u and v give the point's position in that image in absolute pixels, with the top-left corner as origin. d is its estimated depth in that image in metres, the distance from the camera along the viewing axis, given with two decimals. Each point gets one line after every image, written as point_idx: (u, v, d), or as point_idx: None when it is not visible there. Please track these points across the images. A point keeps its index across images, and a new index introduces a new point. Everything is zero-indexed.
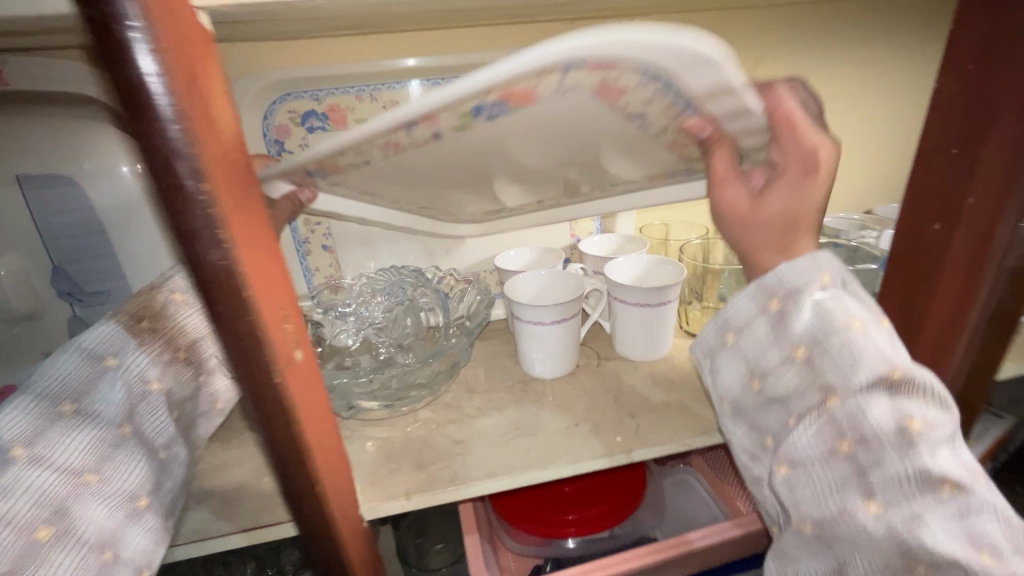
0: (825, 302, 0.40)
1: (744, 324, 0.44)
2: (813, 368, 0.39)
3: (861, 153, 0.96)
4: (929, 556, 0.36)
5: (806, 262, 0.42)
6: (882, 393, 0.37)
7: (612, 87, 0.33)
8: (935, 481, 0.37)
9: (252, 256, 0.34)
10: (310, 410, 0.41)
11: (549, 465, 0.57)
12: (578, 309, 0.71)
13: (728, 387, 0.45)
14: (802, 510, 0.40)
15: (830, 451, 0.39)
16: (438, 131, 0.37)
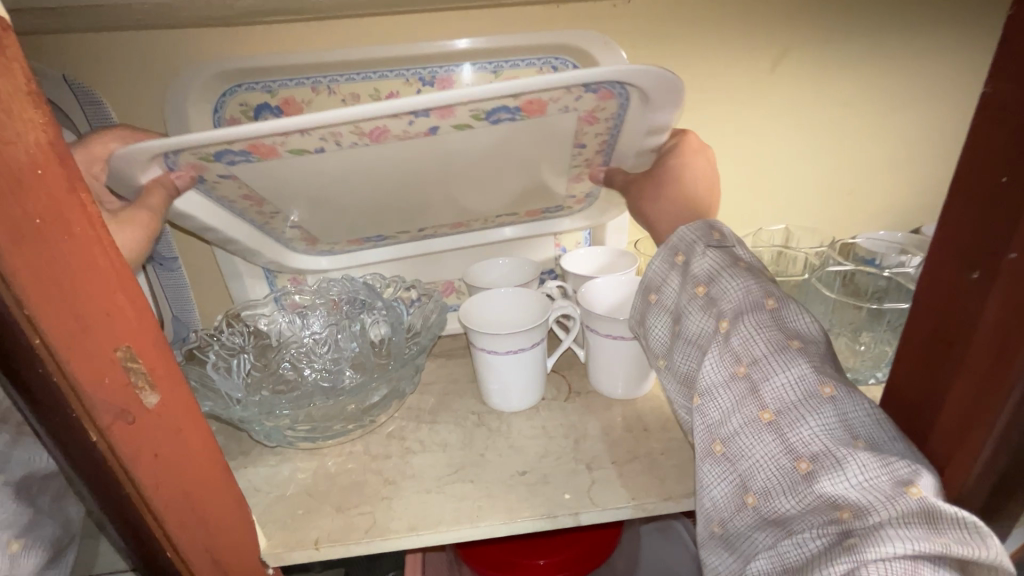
0: (720, 254, 0.51)
1: (660, 283, 0.56)
2: (711, 303, 0.49)
3: (910, 162, 0.81)
4: (808, 448, 0.40)
5: (698, 226, 0.54)
6: (765, 316, 0.45)
7: (536, 103, 0.49)
8: (810, 380, 0.42)
9: (44, 290, 0.28)
10: (158, 465, 0.35)
11: (480, 522, 0.50)
12: (543, 337, 0.62)
13: (659, 342, 0.55)
14: (713, 430, 0.46)
15: (730, 375, 0.46)
16: (410, 120, 0.47)
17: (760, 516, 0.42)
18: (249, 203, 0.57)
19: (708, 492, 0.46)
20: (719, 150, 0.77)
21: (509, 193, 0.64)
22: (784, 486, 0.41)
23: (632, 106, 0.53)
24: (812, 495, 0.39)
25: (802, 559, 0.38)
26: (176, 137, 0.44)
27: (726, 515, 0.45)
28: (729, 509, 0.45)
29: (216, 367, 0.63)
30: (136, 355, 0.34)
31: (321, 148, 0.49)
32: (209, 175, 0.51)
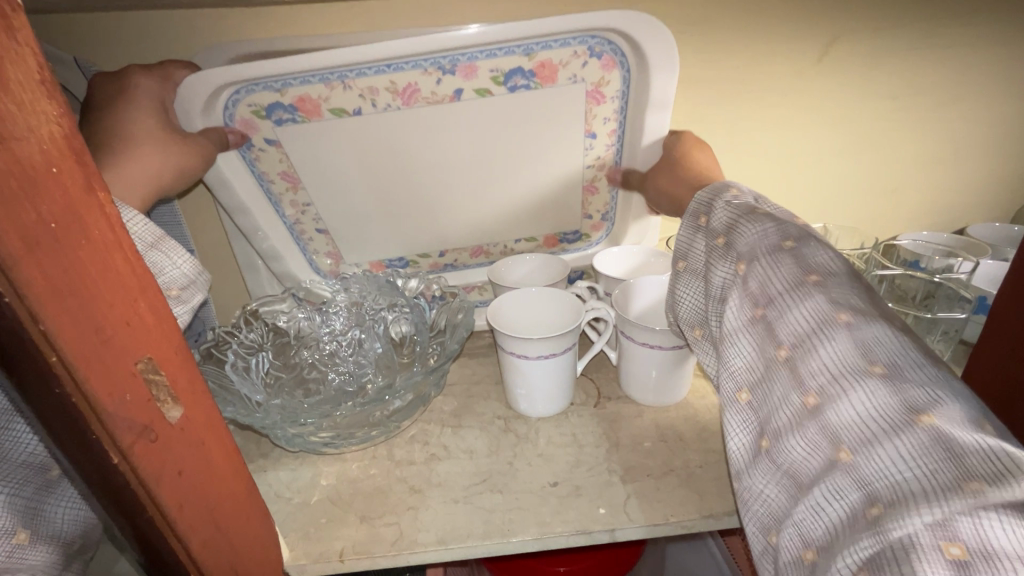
0: (741, 204, 0.46)
1: (687, 250, 0.50)
2: (730, 250, 0.44)
3: (959, 158, 0.77)
4: (817, 381, 0.35)
5: (712, 188, 0.49)
6: (784, 253, 0.40)
7: (551, 66, 0.57)
8: (826, 312, 0.37)
9: (62, 302, 0.26)
10: (182, 483, 0.33)
11: (511, 536, 0.48)
12: (575, 341, 0.59)
13: (688, 313, 0.50)
14: (731, 376, 0.41)
15: (746, 317, 0.41)
16: (439, 79, 0.56)
17: (775, 465, 0.38)
18: (286, 184, 0.62)
19: (729, 444, 0.42)
20: (758, 145, 0.73)
21: (528, 178, 0.65)
22: (790, 427, 0.36)
23: (637, 71, 0.59)
24: (817, 432, 0.34)
25: (825, 531, 0.33)
26: (249, 69, 0.52)
27: (740, 470, 0.41)
28: (746, 460, 0.40)
29: (235, 366, 0.61)
30: (159, 367, 0.31)
31: (360, 108, 0.56)
32: (256, 139, 0.58)
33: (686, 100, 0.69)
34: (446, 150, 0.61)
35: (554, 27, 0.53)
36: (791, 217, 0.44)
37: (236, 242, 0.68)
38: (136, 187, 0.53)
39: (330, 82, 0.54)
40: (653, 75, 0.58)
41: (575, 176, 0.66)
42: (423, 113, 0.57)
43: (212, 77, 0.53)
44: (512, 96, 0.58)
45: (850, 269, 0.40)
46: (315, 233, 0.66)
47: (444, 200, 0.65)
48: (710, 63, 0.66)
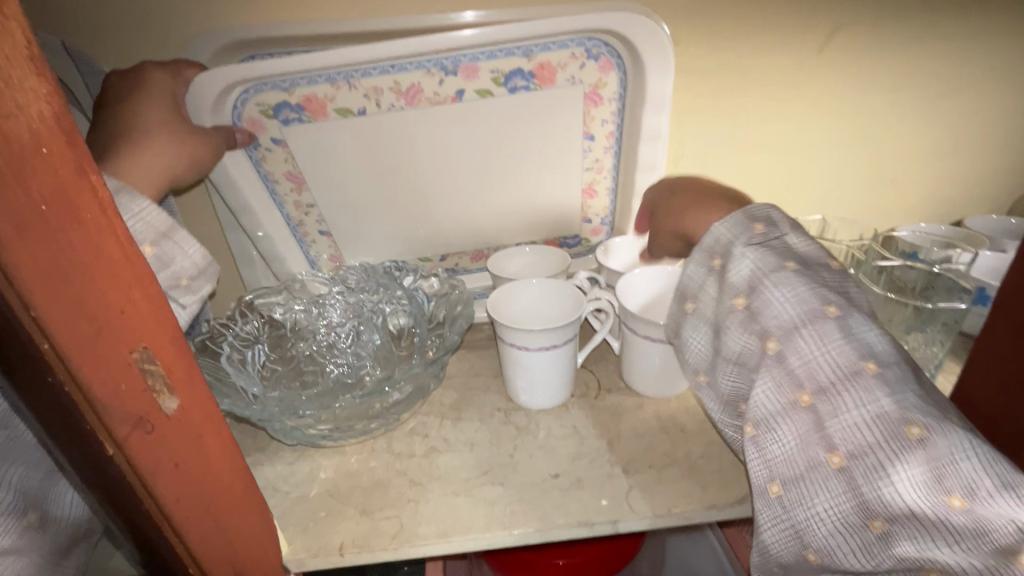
0: (765, 252, 0.46)
1: (698, 291, 0.51)
2: (753, 319, 0.45)
3: (957, 148, 0.77)
4: (886, 505, 0.37)
5: (734, 220, 0.49)
6: (830, 331, 0.41)
7: (549, 69, 0.61)
8: (894, 420, 0.38)
9: (54, 287, 0.25)
10: (180, 475, 0.32)
11: (513, 528, 0.48)
12: (575, 334, 0.59)
13: (696, 355, 0.51)
14: (773, 468, 0.43)
15: (791, 404, 0.42)
16: (443, 81, 0.59)
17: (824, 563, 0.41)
18: (290, 184, 0.64)
19: (761, 531, 0.44)
20: (760, 136, 0.72)
21: (526, 179, 0.68)
22: (854, 540, 0.39)
23: (631, 73, 0.62)
24: (892, 554, 0.37)
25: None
26: (263, 67, 0.55)
27: (786, 557, 0.43)
28: (785, 551, 0.43)
29: (231, 359, 0.60)
30: (155, 356, 0.31)
31: (364, 107, 0.60)
32: (264, 137, 0.61)
33: (687, 88, 0.68)
34: (447, 152, 0.64)
35: (552, 29, 0.57)
36: (820, 267, 0.45)
37: (231, 233, 0.67)
38: (152, 174, 0.54)
39: (336, 82, 0.58)
40: (648, 78, 0.61)
41: (572, 178, 0.69)
42: (424, 113, 0.61)
43: (226, 73, 0.55)
44: (512, 96, 0.61)
45: (896, 350, 0.42)
46: (318, 235, 0.68)
47: (444, 199, 0.67)
48: (711, 51, 0.65)
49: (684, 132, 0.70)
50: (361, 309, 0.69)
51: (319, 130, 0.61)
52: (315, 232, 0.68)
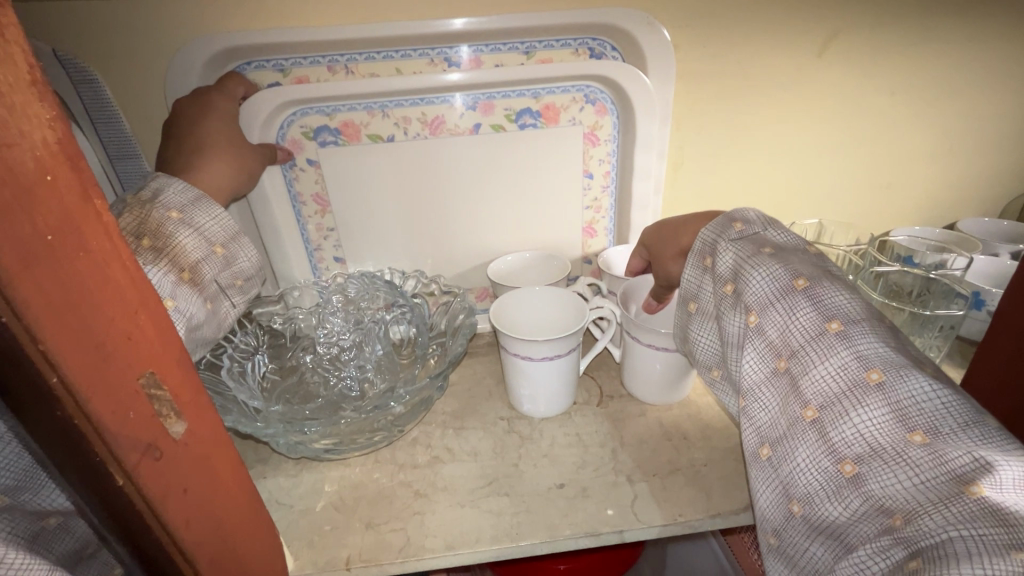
0: (744, 241, 0.48)
1: (697, 291, 0.52)
2: (738, 299, 0.46)
3: (951, 154, 0.78)
4: (852, 450, 0.37)
5: (716, 223, 0.51)
6: (799, 297, 0.42)
7: (555, 108, 0.66)
8: (854, 368, 0.39)
9: (60, 320, 0.24)
10: (189, 499, 0.32)
11: (520, 539, 0.48)
12: (579, 343, 0.58)
13: (706, 355, 0.51)
14: (761, 433, 0.44)
15: (771, 371, 0.43)
16: (463, 113, 0.64)
17: (809, 525, 0.39)
18: (316, 206, 0.67)
19: (757, 499, 0.44)
20: (761, 142, 0.72)
21: (529, 206, 0.71)
22: (828, 492, 0.38)
23: (624, 118, 0.67)
24: (861, 501, 0.36)
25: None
26: (301, 92, 0.59)
27: (776, 525, 0.42)
28: (775, 517, 0.42)
29: (232, 369, 0.59)
30: (160, 381, 0.30)
31: (393, 135, 0.64)
32: (300, 158, 0.64)
33: (689, 94, 0.67)
34: (464, 180, 0.68)
35: (556, 74, 0.62)
36: (798, 253, 0.46)
37: None
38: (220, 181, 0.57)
39: (335, 66, 0.60)
40: (640, 118, 0.66)
41: (574, 215, 0.73)
42: (448, 141, 0.65)
43: (270, 99, 0.59)
44: (521, 133, 0.66)
45: (870, 311, 0.42)
46: (332, 260, 0.71)
47: (451, 215, 0.69)
48: (713, 58, 0.65)
49: (684, 136, 0.70)
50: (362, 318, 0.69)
51: (354, 154, 0.64)
52: (331, 258, 0.70)
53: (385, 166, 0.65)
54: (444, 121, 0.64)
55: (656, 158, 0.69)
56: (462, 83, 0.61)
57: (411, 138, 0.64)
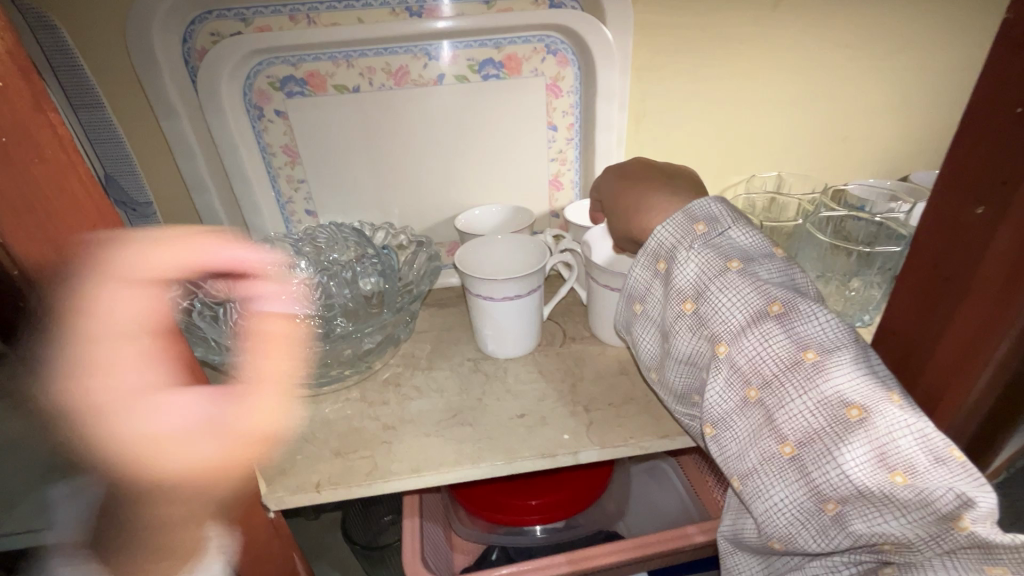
0: (707, 253, 0.45)
1: (645, 293, 0.51)
2: (702, 323, 0.45)
3: (904, 107, 0.80)
4: (837, 491, 0.38)
5: (676, 222, 0.48)
6: (771, 325, 0.41)
7: (516, 60, 0.67)
8: (832, 404, 0.38)
9: (19, 221, 0.27)
10: (155, 407, 0.35)
11: (481, 462, 0.51)
12: (540, 284, 0.61)
13: (651, 355, 0.52)
14: (733, 460, 0.44)
15: (742, 400, 0.42)
16: (427, 64, 0.65)
17: (790, 549, 0.42)
18: (286, 158, 0.68)
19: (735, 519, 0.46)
20: (720, 95, 0.74)
21: (496, 159, 0.73)
22: (813, 528, 0.40)
23: (584, 69, 0.69)
24: (847, 535, 0.38)
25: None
26: (270, 38, 0.60)
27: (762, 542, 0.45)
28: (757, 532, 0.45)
29: (204, 317, 0.61)
30: (124, 295, 0.32)
31: (359, 86, 0.65)
32: (268, 109, 0.65)
33: (651, 46, 0.68)
34: (429, 133, 0.69)
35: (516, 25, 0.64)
36: (763, 259, 0.45)
37: (198, 195, 0.68)
38: None
39: (296, 16, 0.60)
40: (599, 69, 0.67)
41: (540, 168, 0.75)
42: (412, 93, 0.66)
43: (233, 48, 0.60)
44: (484, 85, 0.67)
45: (843, 326, 0.41)
46: (304, 214, 0.73)
47: (419, 167, 0.71)
48: (671, 8, 0.66)
49: (645, 88, 0.71)
50: (333, 263, 0.72)
51: (319, 105, 0.65)
52: (302, 211, 0.72)
53: (352, 118, 0.67)
54: (408, 72, 0.65)
55: (617, 110, 0.71)
56: (450, 31, 0.63)
57: (376, 89, 0.65)
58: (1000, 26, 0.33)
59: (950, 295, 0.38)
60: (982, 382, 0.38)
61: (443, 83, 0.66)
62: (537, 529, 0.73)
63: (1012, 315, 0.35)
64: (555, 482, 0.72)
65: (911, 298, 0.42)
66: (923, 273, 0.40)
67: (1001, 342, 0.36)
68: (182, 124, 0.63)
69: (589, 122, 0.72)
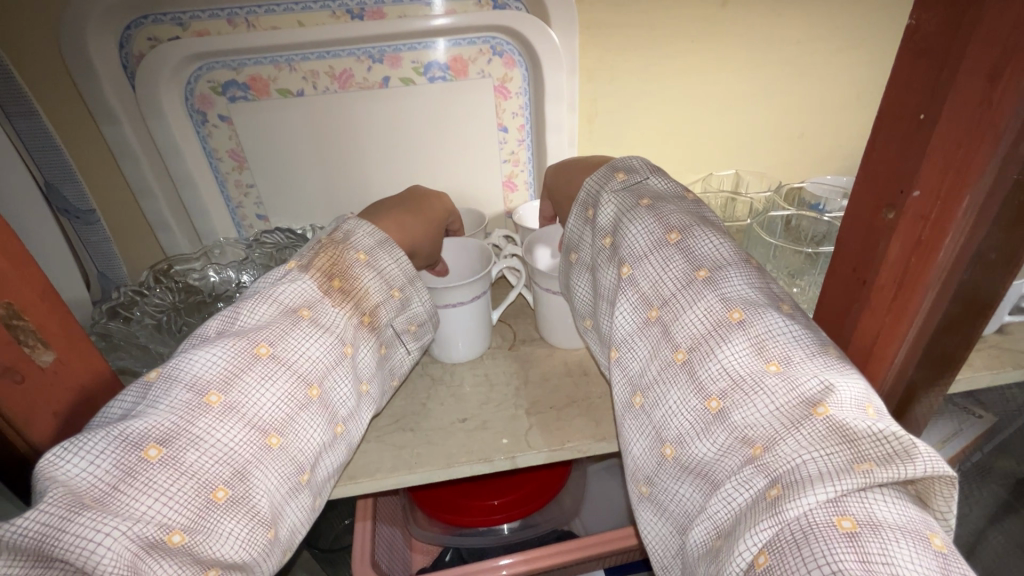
0: (624, 194, 0.47)
1: (578, 242, 0.52)
2: (615, 252, 0.45)
3: (861, 106, 0.80)
4: (718, 385, 0.36)
5: (600, 173, 0.51)
6: (671, 249, 0.42)
7: (463, 62, 0.67)
8: (718, 310, 0.38)
9: None
10: (57, 421, 0.36)
11: (417, 469, 0.51)
12: (487, 289, 0.60)
13: (582, 301, 0.52)
14: (634, 378, 0.42)
15: (643, 321, 0.42)
16: (372, 66, 0.65)
17: (681, 467, 0.37)
18: (233, 162, 0.68)
19: (629, 448, 0.42)
20: (671, 95, 0.74)
21: (448, 160, 0.73)
22: (698, 430, 0.37)
23: (532, 71, 0.69)
24: (727, 434, 0.35)
25: (732, 519, 0.32)
26: (224, 41, 0.59)
27: (649, 471, 0.40)
28: (649, 462, 0.40)
29: (143, 326, 0.63)
30: (21, 312, 0.33)
31: (303, 89, 0.64)
32: (211, 114, 0.64)
33: (599, 47, 0.67)
34: (377, 136, 0.69)
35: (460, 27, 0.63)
36: (674, 199, 0.47)
37: (145, 201, 0.67)
38: None
39: (235, 20, 0.59)
40: (546, 70, 0.67)
41: (493, 169, 0.75)
42: (358, 95, 0.66)
43: (171, 53, 0.59)
44: (430, 87, 0.67)
45: (736, 253, 0.42)
46: (255, 218, 0.73)
47: (371, 169, 0.71)
48: (619, 9, 0.65)
49: (596, 88, 0.71)
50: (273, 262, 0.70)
51: (264, 109, 0.65)
52: (254, 216, 0.72)
53: (298, 122, 0.66)
54: (352, 76, 0.65)
55: (566, 111, 0.71)
56: (448, 28, 0.63)
57: (321, 93, 0.65)
58: (905, 26, 0.31)
59: (861, 298, 0.38)
60: (886, 385, 0.39)
61: (388, 86, 0.66)
62: (501, 528, 0.73)
63: (911, 317, 0.36)
64: (517, 481, 0.73)
65: (831, 295, 0.41)
66: (843, 274, 0.40)
67: (903, 341, 0.37)
68: (123, 131, 0.62)
69: (540, 124, 0.72)
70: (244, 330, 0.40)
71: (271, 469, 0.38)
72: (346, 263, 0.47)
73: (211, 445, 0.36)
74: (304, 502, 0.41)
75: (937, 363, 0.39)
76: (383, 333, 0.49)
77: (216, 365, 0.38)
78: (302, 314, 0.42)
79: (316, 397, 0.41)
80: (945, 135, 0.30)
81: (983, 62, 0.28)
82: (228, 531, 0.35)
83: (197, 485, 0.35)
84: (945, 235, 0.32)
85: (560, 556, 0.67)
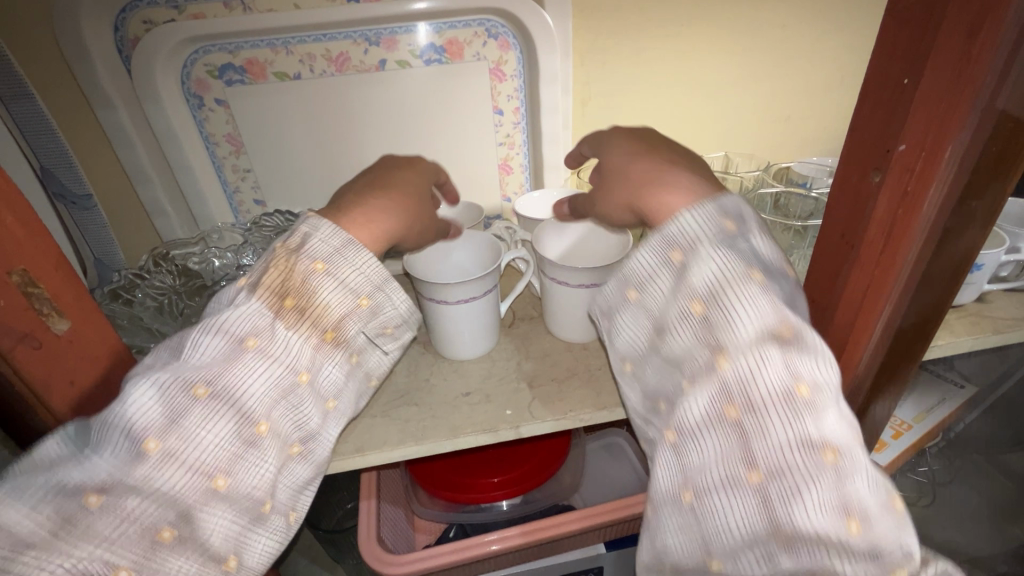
0: (731, 256, 0.40)
1: (645, 282, 0.44)
2: (709, 331, 0.40)
3: (845, 87, 0.82)
4: (792, 523, 0.37)
5: (704, 212, 0.42)
6: (773, 349, 0.37)
7: (458, 44, 0.67)
8: (814, 444, 0.37)
9: None
10: (75, 387, 0.37)
11: (423, 441, 0.52)
12: (495, 284, 0.59)
13: (628, 342, 0.47)
14: (691, 475, 0.41)
15: (718, 416, 0.39)
16: (368, 48, 0.65)
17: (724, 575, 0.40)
18: (230, 146, 0.68)
19: (663, 532, 0.43)
20: (661, 78, 0.75)
21: (445, 143, 0.74)
22: (754, 550, 0.39)
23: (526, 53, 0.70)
24: (790, 564, 0.37)
25: None
26: (222, 23, 0.59)
27: (682, 560, 0.43)
28: (682, 549, 0.42)
29: (146, 308, 0.64)
30: (36, 280, 0.34)
31: (300, 72, 0.65)
32: (208, 97, 0.64)
33: (591, 28, 0.68)
34: (373, 119, 0.70)
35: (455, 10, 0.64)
36: (779, 275, 0.41)
37: (141, 185, 0.67)
38: None
39: (231, 2, 0.59)
40: (540, 52, 0.68)
41: (489, 153, 0.76)
42: (355, 79, 0.66)
43: (167, 36, 0.59)
44: (426, 69, 0.68)
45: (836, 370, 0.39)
46: (252, 203, 0.73)
47: (367, 153, 0.72)
48: None
49: (589, 71, 0.72)
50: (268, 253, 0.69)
51: (260, 92, 0.65)
52: (250, 200, 0.72)
53: (295, 105, 0.66)
54: (349, 59, 0.65)
55: (561, 93, 0.72)
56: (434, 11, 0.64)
57: (319, 76, 0.65)
58: None
59: (851, 258, 0.40)
60: (877, 334, 0.41)
61: (385, 69, 0.66)
62: (502, 504, 0.75)
63: (898, 269, 0.38)
64: (517, 458, 0.74)
65: (823, 260, 0.43)
66: (834, 240, 0.41)
67: (889, 297, 0.39)
68: (119, 115, 0.62)
69: (535, 107, 0.73)
70: (180, 367, 0.39)
71: (219, 508, 0.39)
72: (306, 277, 0.43)
73: (152, 491, 0.36)
74: (272, 528, 0.42)
75: (922, 311, 0.41)
76: (353, 343, 0.46)
77: (149, 411, 0.37)
78: (248, 344, 0.40)
79: (265, 433, 0.40)
80: (927, 96, 0.32)
81: (959, 22, 0.29)
82: (177, 567, 0.37)
83: (141, 528, 0.36)
84: (929, 187, 0.34)
85: (555, 529, 0.67)
